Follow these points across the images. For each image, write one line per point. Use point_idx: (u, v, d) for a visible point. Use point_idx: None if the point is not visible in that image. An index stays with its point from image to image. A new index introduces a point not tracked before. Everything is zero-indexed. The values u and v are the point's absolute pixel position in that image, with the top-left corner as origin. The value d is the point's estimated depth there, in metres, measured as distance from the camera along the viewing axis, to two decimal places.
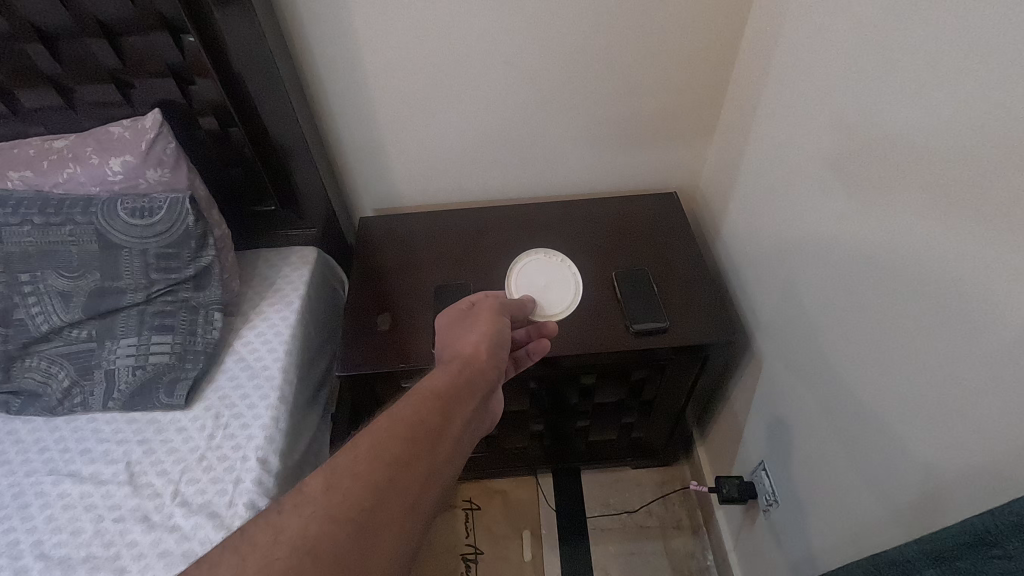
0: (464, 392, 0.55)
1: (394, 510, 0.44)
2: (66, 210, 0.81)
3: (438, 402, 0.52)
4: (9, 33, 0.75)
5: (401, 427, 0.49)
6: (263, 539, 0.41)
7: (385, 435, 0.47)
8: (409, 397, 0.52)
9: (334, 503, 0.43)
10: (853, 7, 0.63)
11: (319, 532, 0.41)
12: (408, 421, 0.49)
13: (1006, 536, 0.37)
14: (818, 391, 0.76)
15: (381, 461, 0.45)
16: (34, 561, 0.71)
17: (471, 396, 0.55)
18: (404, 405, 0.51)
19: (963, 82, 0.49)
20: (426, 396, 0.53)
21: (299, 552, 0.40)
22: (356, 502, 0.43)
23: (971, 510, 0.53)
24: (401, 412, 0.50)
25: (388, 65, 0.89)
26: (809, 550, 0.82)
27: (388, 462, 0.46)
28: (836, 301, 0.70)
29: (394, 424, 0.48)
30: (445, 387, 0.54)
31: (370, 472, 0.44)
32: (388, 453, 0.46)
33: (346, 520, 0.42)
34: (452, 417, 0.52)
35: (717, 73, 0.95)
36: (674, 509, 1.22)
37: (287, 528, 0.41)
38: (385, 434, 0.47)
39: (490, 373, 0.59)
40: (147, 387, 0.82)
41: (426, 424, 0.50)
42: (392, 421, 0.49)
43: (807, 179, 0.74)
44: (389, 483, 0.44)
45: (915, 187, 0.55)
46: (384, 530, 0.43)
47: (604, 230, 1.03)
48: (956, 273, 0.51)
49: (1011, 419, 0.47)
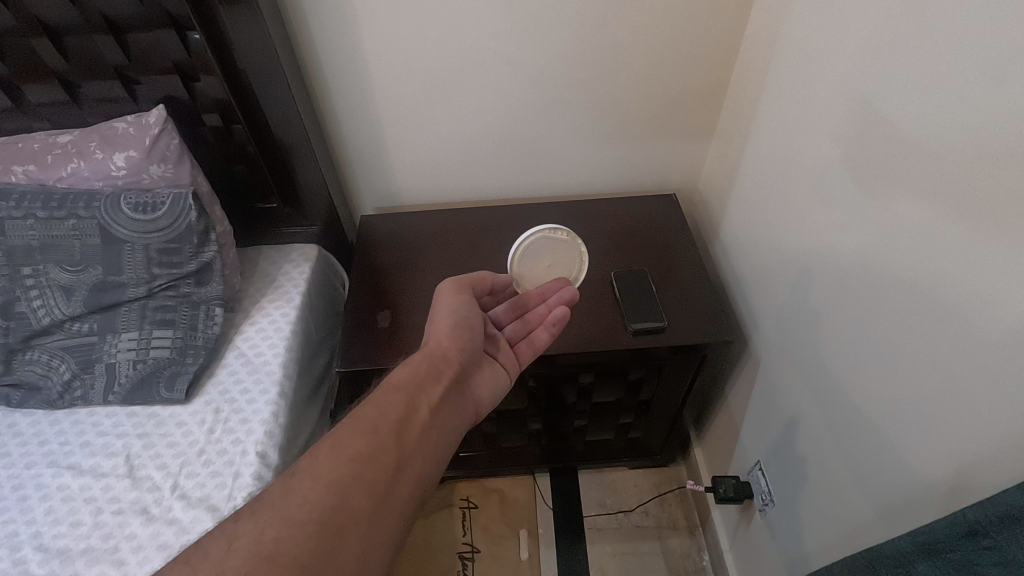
0: (424, 391, 0.62)
1: (358, 501, 0.50)
2: (70, 205, 0.81)
3: (399, 398, 0.60)
4: (17, 28, 0.75)
5: (360, 431, 0.56)
6: (217, 550, 0.45)
7: (346, 435, 0.55)
8: (372, 398, 0.60)
9: (293, 505, 0.48)
10: (851, 11, 0.63)
11: (279, 534, 0.46)
12: (370, 419, 0.57)
13: (997, 526, 0.37)
14: (812, 391, 0.77)
15: (342, 459, 0.52)
16: (33, 552, 0.71)
17: (433, 387, 0.63)
18: (365, 406, 0.59)
19: (958, 86, 0.50)
20: (388, 393, 0.61)
21: (256, 554, 0.45)
22: (318, 501, 0.49)
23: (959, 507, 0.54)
24: (362, 412, 0.58)
25: (392, 64, 0.90)
26: (803, 548, 0.83)
27: (351, 459, 0.53)
28: (830, 302, 0.71)
29: (356, 424, 0.56)
30: (407, 381, 0.62)
31: (332, 471, 0.51)
32: (350, 451, 0.53)
33: (305, 520, 0.47)
34: (414, 409, 0.60)
35: (716, 77, 0.96)
36: (671, 510, 1.22)
37: (244, 534, 0.46)
38: (346, 434, 0.55)
39: (453, 365, 0.66)
40: (148, 380, 0.83)
41: (388, 418, 0.58)
42: (353, 422, 0.57)
43: (804, 181, 0.75)
44: (352, 477, 0.51)
45: (910, 189, 0.56)
46: (348, 521, 0.49)
47: (603, 231, 1.04)
48: (951, 273, 0.52)
49: (1001, 416, 0.48)
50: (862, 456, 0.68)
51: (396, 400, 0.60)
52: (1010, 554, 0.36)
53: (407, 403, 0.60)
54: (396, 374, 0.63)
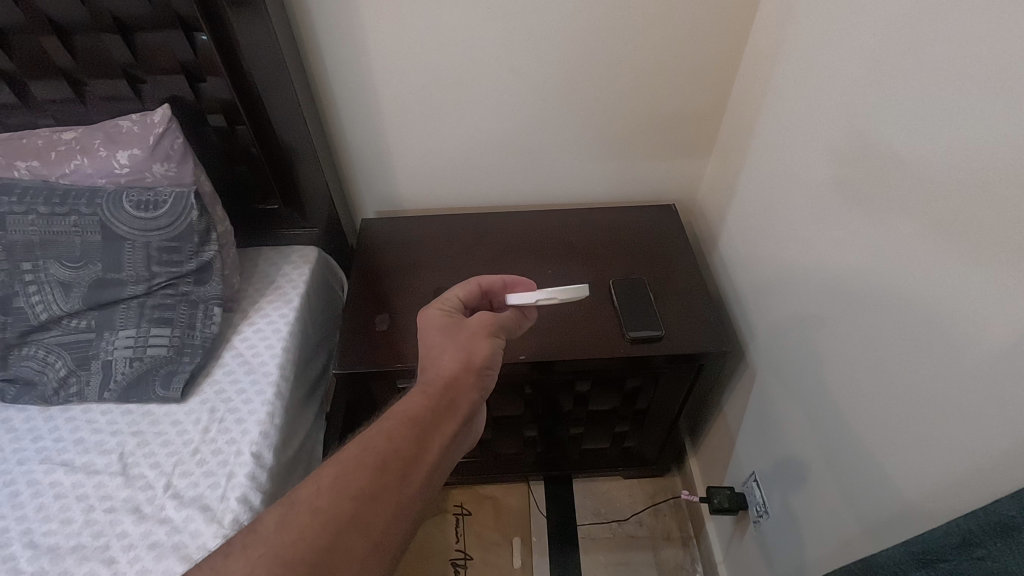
0: (440, 420, 0.54)
1: (354, 545, 0.45)
2: (72, 201, 0.82)
3: (413, 430, 0.52)
4: (27, 25, 0.76)
5: (365, 464, 0.49)
6: None
7: (349, 468, 0.48)
8: (380, 424, 0.52)
9: (286, 543, 0.44)
10: (853, 26, 0.64)
11: (267, 574, 0.42)
12: (379, 450, 0.50)
13: (991, 536, 0.38)
14: (806, 404, 0.77)
15: (343, 495, 0.46)
16: (22, 549, 0.71)
17: (449, 421, 0.55)
18: (374, 433, 0.51)
19: (954, 103, 0.51)
20: (401, 423, 0.52)
21: None
22: (312, 542, 0.44)
23: (943, 517, 0.55)
24: (369, 441, 0.50)
25: (396, 70, 0.91)
26: (795, 561, 0.82)
27: (353, 496, 0.47)
28: (825, 314, 0.71)
29: (364, 454, 0.49)
30: (422, 414, 0.53)
31: (331, 508, 0.46)
32: (353, 487, 0.47)
33: (298, 562, 0.43)
34: (427, 445, 0.52)
35: (717, 89, 0.97)
36: (665, 520, 1.22)
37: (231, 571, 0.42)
38: (351, 465, 0.48)
39: (472, 398, 0.57)
40: (144, 378, 0.83)
41: (398, 452, 0.50)
42: (360, 450, 0.49)
43: (802, 195, 0.75)
44: (352, 518, 0.46)
45: (907, 203, 0.57)
46: (342, 565, 0.44)
47: (602, 240, 1.04)
48: (942, 287, 0.53)
49: (988, 426, 0.49)
50: (857, 468, 0.67)
51: (409, 433, 0.52)
52: (1001, 563, 0.37)
53: (420, 437, 0.52)
54: (409, 401, 0.55)
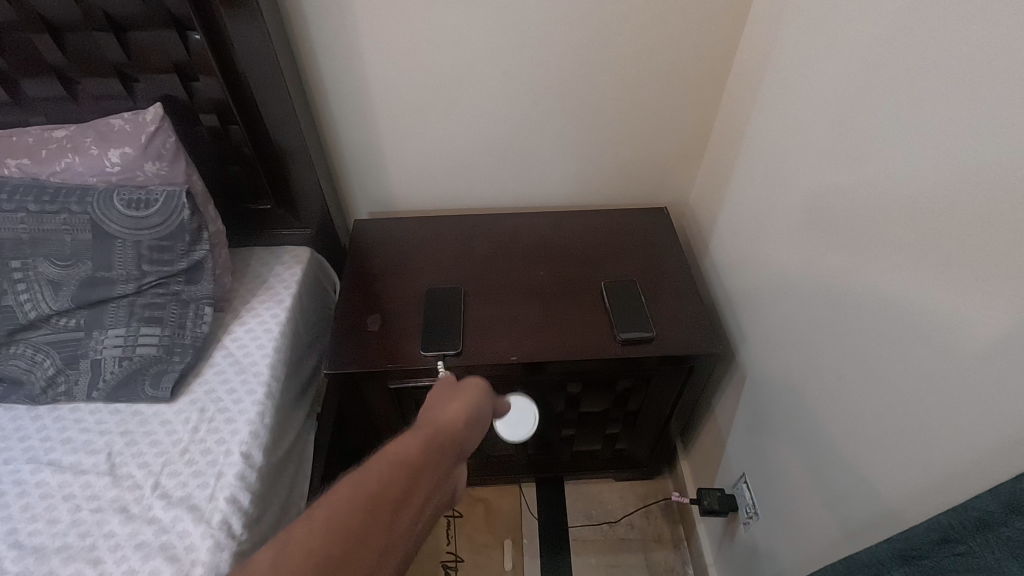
0: (433, 463, 0.50)
1: None
2: (62, 199, 0.81)
3: (408, 470, 0.48)
4: (18, 23, 0.76)
5: (358, 501, 0.44)
6: None
7: (342, 505, 0.43)
8: (374, 463, 0.47)
9: None
10: (842, 30, 0.65)
11: None
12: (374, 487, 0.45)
13: (971, 533, 0.38)
14: (794, 406, 0.78)
15: (334, 536, 0.41)
16: (7, 549, 0.70)
17: (441, 464, 0.51)
18: (368, 470, 0.46)
19: (940, 106, 0.52)
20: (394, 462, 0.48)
21: None
22: None
23: (926, 516, 0.55)
24: (362, 479, 0.45)
25: (390, 71, 0.91)
26: (783, 562, 0.83)
27: (342, 538, 0.42)
28: (815, 317, 0.72)
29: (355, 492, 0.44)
30: (417, 456, 0.49)
31: (322, 549, 0.40)
32: (343, 527, 0.42)
33: None
34: (420, 486, 0.47)
35: (708, 93, 0.97)
36: (656, 523, 1.22)
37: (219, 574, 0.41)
38: (343, 503, 0.43)
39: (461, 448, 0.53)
40: (133, 378, 0.83)
41: (392, 492, 0.45)
42: (352, 487, 0.45)
43: (792, 198, 0.76)
44: (341, 561, 0.40)
45: (894, 205, 0.58)
46: None
47: (595, 241, 1.05)
48: (928, 287, 0.53)
49: (973, 425, 0.49)
50: (844, 468, 0.67)
51: (404, 473, 0.47)
52: (981, 560, 0.37)
53: (413, 478, 0.48)
54: (401, 441, 0.51)
